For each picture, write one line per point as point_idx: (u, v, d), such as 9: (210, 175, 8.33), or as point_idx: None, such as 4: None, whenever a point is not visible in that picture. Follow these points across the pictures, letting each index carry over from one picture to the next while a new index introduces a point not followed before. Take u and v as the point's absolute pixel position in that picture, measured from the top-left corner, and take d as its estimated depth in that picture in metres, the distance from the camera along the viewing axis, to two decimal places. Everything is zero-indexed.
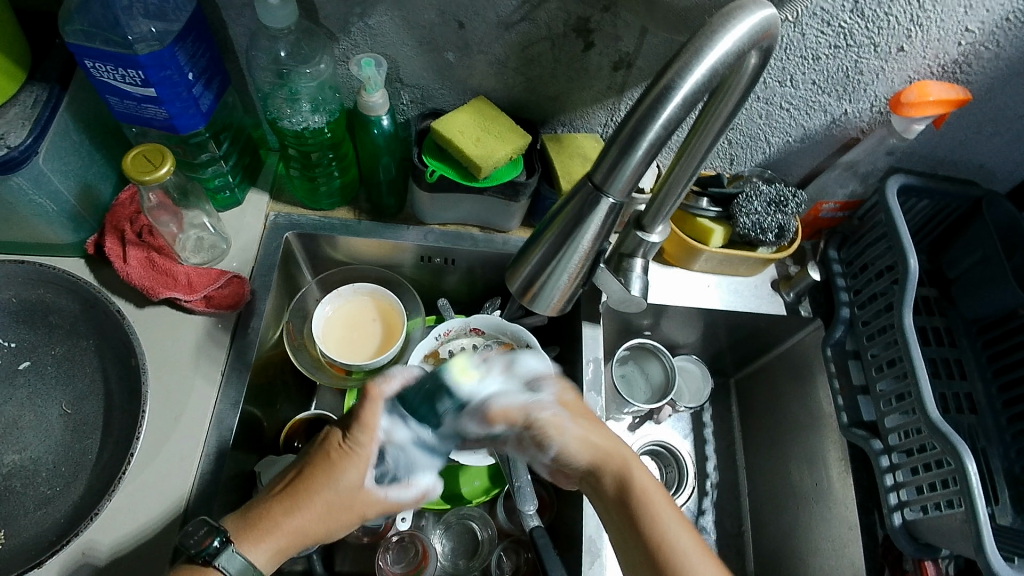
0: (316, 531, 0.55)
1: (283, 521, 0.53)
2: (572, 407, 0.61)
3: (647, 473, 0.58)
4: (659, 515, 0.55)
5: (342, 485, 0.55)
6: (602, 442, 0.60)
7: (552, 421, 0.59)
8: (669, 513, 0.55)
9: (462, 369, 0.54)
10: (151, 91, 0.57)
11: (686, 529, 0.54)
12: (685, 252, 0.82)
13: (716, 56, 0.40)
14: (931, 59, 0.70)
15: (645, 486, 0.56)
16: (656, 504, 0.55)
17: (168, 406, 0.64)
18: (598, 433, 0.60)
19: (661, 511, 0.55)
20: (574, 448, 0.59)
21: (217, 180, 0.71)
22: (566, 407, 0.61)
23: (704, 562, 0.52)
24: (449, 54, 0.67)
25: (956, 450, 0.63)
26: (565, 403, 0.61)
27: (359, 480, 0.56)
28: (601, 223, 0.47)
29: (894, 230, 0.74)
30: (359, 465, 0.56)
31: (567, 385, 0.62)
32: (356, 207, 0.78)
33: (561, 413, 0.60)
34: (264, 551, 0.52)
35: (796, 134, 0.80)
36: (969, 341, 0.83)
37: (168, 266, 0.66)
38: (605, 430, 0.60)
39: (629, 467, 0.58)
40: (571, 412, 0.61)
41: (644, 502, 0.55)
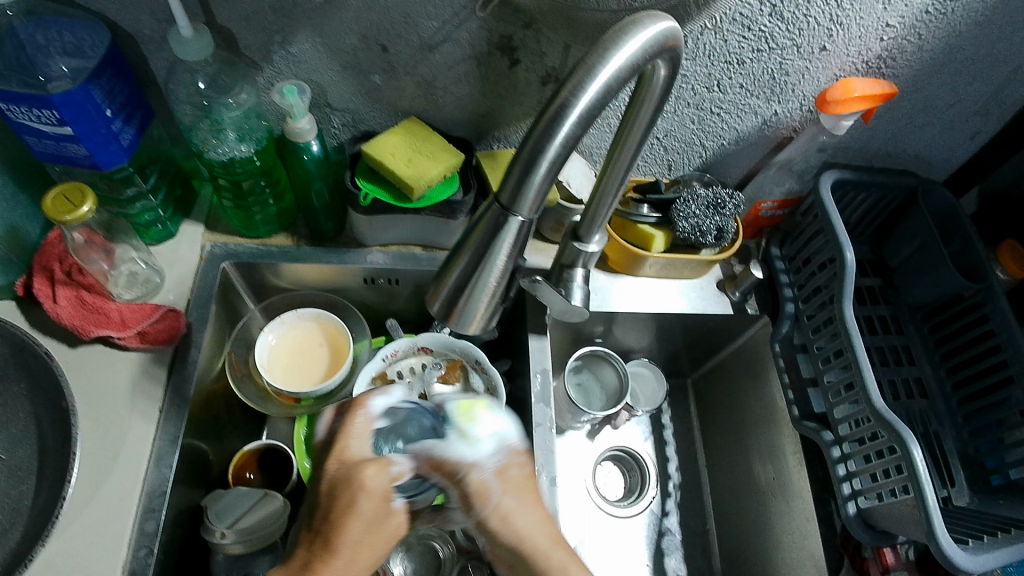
0: (335, 531, 0.46)
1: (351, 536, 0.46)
2: (516, 485, 0.50)
3: (564, 556, 0.48)
4: (513, 525, 0.48)
5: (352, 503, 0.47)
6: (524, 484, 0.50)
7: (480, 488, 0.49)
8: None
9: (464, 405, 0.52)
10: (68, 129, 0.56)
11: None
12: (630, 260, 0.82)
13: (609, 72, 0.40)
14: (855, 56, 0.71)
15: (537, 544, 0.48)
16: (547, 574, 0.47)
17: (104, 448, 0.62)
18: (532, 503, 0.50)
19: (542, 542, 0.48)
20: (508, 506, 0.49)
21: (147, 216, 0.70)
22: (501, 473, 0.50)
23: None
24: (376, 76, 0.67)
25: (900, 437, 0.64)
26: (507, 477, 0.50)
27: (358, 450, 0.50)
28: (514, 242, 0.44)
29: (829, 225, 0.75)
30: (360, 427, 0.51)
31: (519, 459, 0.51)
32: (294, 232, 0.78)
33: (496, 484, 0.49)
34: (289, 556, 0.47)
35: (730, 137, 0.80)
36: (916, 328, 0.84)
37: (100, 304, 0.64)
38: (530, 493, 0.51)
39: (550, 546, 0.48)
40: (506, 479, 0.50)
41: (497, 527, 0.48)
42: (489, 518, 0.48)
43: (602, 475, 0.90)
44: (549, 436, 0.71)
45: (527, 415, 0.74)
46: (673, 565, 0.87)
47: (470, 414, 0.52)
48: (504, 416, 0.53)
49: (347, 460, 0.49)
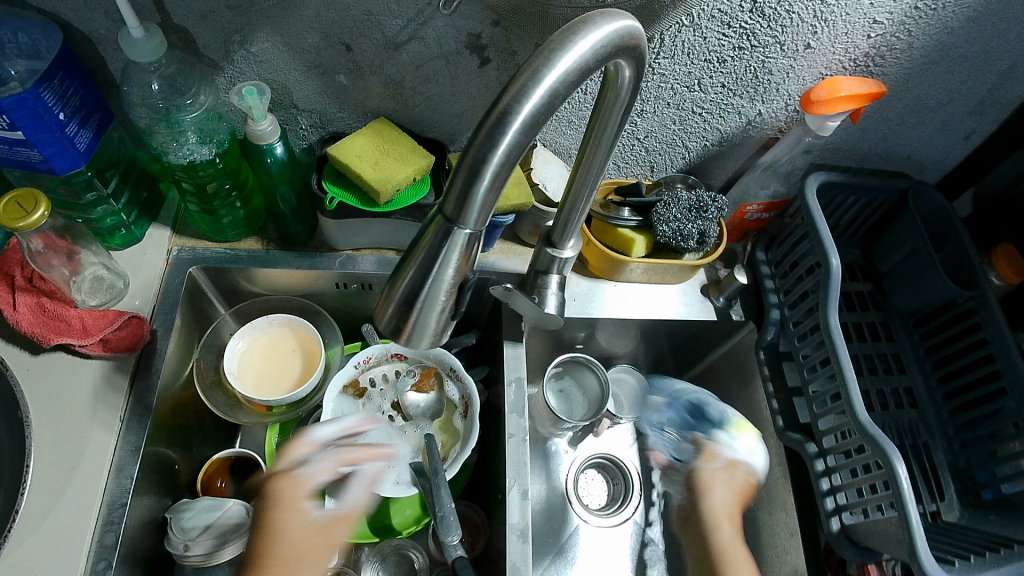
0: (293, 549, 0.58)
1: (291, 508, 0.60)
2: (732, 474, 0.74)
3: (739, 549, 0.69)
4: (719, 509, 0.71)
5: (282, 531, 0.59)
6: (737, 482, 0.73)
7: (716, 459, 0.75)
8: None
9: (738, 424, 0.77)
10: (20, 134, 0.55)
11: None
12: (610, 264, 0.80)
13: (555, 76, 0.38)
14: (840, 53, 0.68)
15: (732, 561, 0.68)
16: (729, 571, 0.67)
17: (63, 458, 0.61)
18: (720, 489, 0.73)
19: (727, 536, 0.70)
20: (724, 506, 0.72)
21: (109, 220, 0.68)
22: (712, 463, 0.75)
23: None
24: (342, 76, 0.65)
25: (885, 453, 0.61)
26: (735, 468, 0.74)
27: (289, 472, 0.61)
28: (462, 256, 0.42)
29: (813, 229, 0.73)
30: (302, 454, 0.63)
31: (749, 469, 0.74)
32: (264, 236, 0.76)
33: (724, 468, 0.74)
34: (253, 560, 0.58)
35: (714, 137, 0.78)
36: (907, 335, 0.81)
37: (61, 311, 0.63)
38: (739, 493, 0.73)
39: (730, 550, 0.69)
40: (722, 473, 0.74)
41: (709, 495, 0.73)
42: (720, 493, 0.72)
43: (585, 484, 0.87)
44: (522, 448, 0.69)
45: (501, 424, 0.72)
46: None
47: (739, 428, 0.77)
48: (757, 442, 0.76)
49: (289, 489, 0.60)
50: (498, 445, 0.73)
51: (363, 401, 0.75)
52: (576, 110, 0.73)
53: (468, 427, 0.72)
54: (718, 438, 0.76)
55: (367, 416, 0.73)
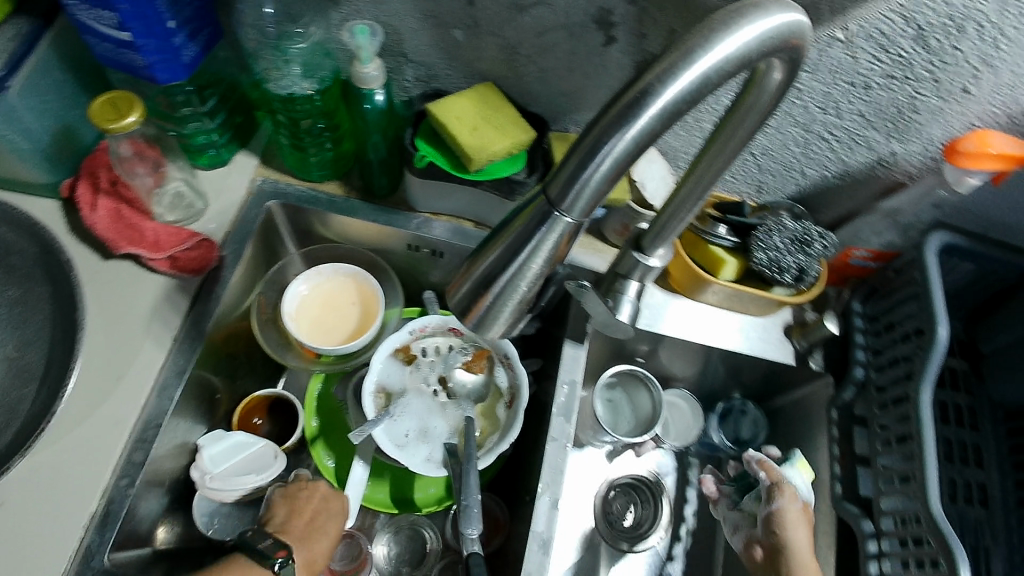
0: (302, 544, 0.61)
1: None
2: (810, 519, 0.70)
3: None
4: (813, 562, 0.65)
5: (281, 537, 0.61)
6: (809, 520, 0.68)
7: (798, 501, 0.69)
8: None
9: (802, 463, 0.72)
10: (126, 36, 0.54)
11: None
12: (693, 282, 0.75)
13: (711, 60, 0.33)
14: (1000, 106, 0.61)
15: None
16: None
17: (111, 366, 0.61)
18: (802, 531, 0.67)
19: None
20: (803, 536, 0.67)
21: (200, 138, 0.68)
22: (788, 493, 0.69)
23: None
24: (457, 31, 0.62)
25: (952, 557, 0.56)
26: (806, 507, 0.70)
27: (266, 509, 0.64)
28: (556, 244, 0.39)
29: (925, 290, 0.67)
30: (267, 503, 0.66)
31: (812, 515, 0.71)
32: (347, 182, 0.74)
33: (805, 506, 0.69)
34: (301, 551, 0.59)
35: (835, 169, 0.72)
36: (992, 428, 0.73)
37: (136, 222, 0.63)
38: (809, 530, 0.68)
39: None
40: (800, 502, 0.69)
41: (798, 535, 0.66)
42: (804, 541, 0.66)
43: (614, 501, 0.82)
44: (561, 454, 0.66)
45: (544, 423, 0.69)
46: None
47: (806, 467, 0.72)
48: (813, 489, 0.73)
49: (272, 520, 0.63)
50: (536, 445, 0.70)
51: (411, 369, 0.73)
52: (697, 114, 0.69)
53: (511, 419, 0.69)
54: (789, 470, 0.71)
55: (412, 386, 0.72)
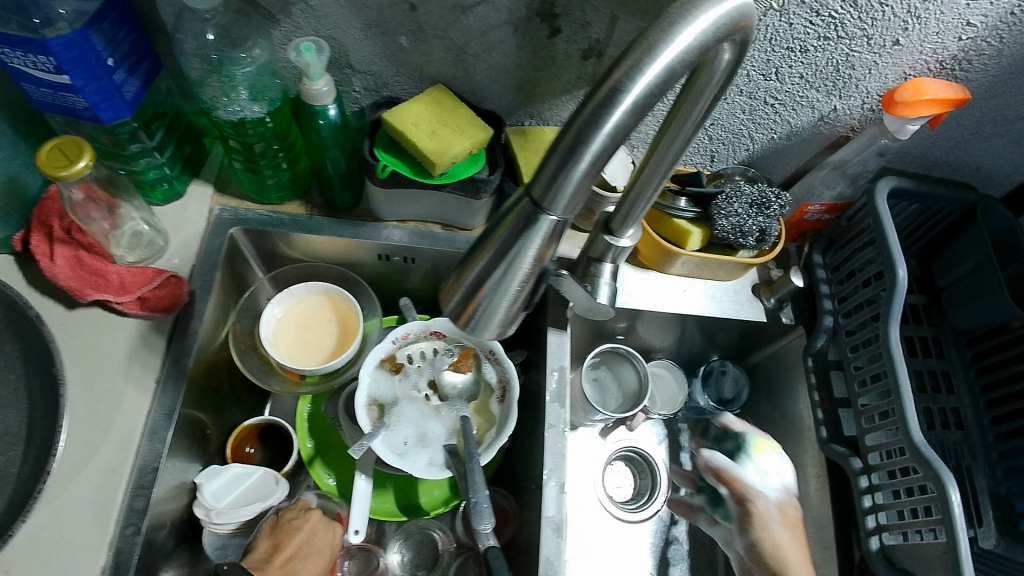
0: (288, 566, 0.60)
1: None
2: (792, 521, 0.70)
3: None
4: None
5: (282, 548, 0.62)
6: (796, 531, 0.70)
7: (764, 517, 0.70)
8: None
9: (759, 442, 0.75)
10: (65, 78, 0.53)
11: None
12: (662, 256, 0.77)
13: (672, 53, 0.35)
14: (928, 54, 0.65)
15: None
16: None
17: (98, 418, 0.59)
18: (796, 549, 0.68)
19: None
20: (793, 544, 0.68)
21: (152, 173, 0.66)
22: (781, 512, 0.70)
23: None
24: (402, 38, 0.62)
25: (938, 475, 0.60)
26: (789, 514, 0.71)
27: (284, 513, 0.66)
28: (544, 242, 0.40)
29: (881, 235, 0.70)
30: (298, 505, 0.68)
31: (795, 502, 0.72)
32: (308, 200, 0.74)
33: (775, 514, 0.70)
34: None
35: (782, 130, 0.74)
36: (957, 353, 0.78)
37: (99, 266, 0.61)
38: (802, 541, 0.69)
39: None
40: (785, 514, 0.70)
41: (780, 560, 0.67)
42: (797, 555, 0.68)
43: (612, 475, 0.85)
44: (561, 439, 0.68)
45: (539, 412, 0.71)
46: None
47: (762, 449, 0.75)
48: (786, 463, 0.74)
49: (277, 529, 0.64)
50: (535, 434, 0.72)
51: (399, 377, 0.73)
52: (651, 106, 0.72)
53: (505, 412, 0.70)
54: (744, 472, 0.73)
55: (404, 394, 0.72)
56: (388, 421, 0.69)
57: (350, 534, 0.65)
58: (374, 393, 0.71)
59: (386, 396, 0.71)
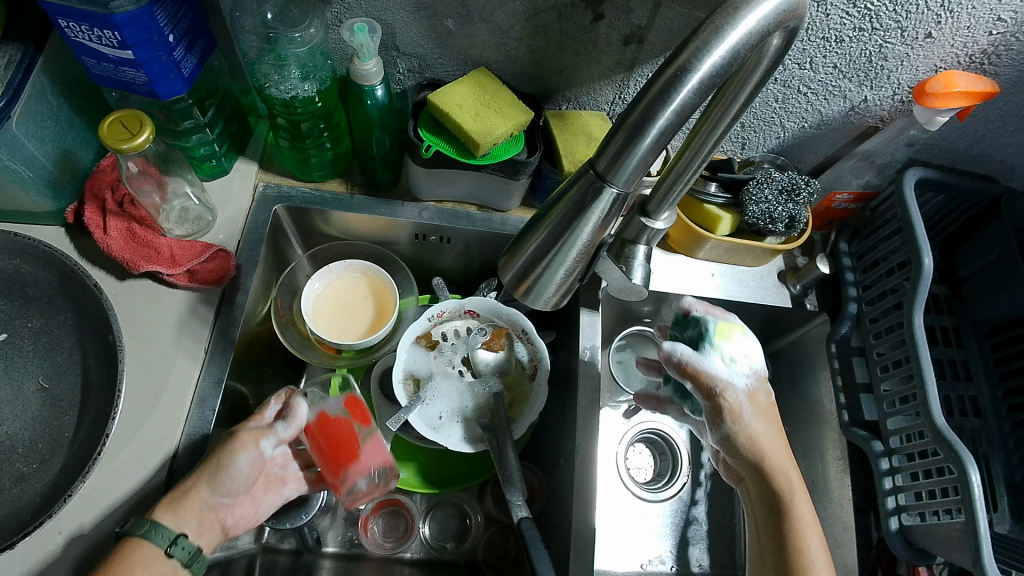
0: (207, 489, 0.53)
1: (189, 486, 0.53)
2: (761, 408, 0.60)
3: (808, 506, 0.54)
4: (787, 480, 0.56)
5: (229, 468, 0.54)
6: (777, 437, 0.59)
7: (734, 408, 0.59)
8: (806, 513, 0.54)
9: (723, 327, 0.62)
10: (128, 54, 0.54)
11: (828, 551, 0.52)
12: (691, 240, 0.79)
13: (738, 36, 0.36)
14: (960, 47, 0.66)
15: (794, 483, 0.56)
16: (799, 514, 0.54)
17: (149, 385, 0.61)
18: (776, 440, 0.58)
19: (798, 502, 0.55)
20: (746, 445, 0.58)
21: (203, 149, 0.68)
22: (752, 402, 0.60)
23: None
24: (449, 21, 0.63)
25: (958, 458, 0.61)
26: (756, 401, 0.60)
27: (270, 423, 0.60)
28: (604, 215, 0.42)
29: (908, 224, 0.71)
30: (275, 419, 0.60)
31: (765, 387, 0.61)
32: (349, 179, 0.75)
33: (747, 404, 0.59)
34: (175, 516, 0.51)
35: (812, 120, 0.76)
36: (977, 343, 0.80)
37: (151, 239, 0.63)
38: (780, 440, 0.59)
39: (791, 491, 0.55)
40: (756, 404, 0.60)
41: (769, 469, 0.56)
42: (778, 449, 0.57)
43: (633, 455, 0.88)
44: (591, 415, 0.71)
45: (571, 390, 0.73)
46: (696, 555, 0.83)
47: (727, 335, 0.62)
48: (752, 343, 0.63)
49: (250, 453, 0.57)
50: (565, 411, 0.74)
51: (434, 354, 0.75)
52: None
53: (537, 390, 0.72)
54: (711, 361, 0.61)
55: (439, 370, 0.74)
56: (424, 396, 0.71)
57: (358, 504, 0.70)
58: (409, 369, 0.73)
59: (421, 373, 0.73)
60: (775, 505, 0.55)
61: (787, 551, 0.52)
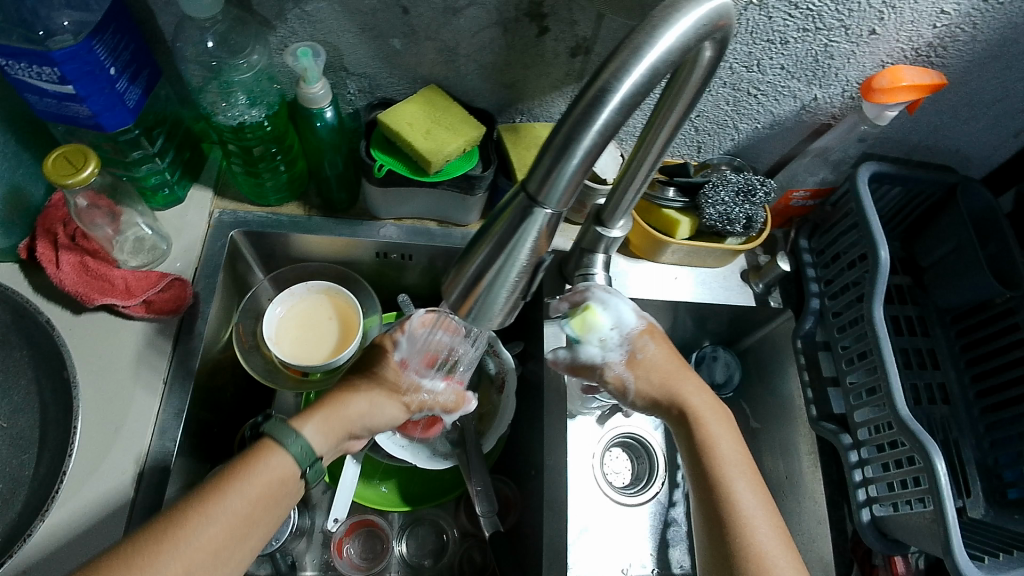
0: (354, 414, 0.56)
1: (345, 405, 0.55)
2: (646, 366, 0.61)
3: (723, 436, 0.57)
4: (709, 435, 0.57)
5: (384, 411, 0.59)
6: (671, 383, 0.60)
7: (616, 381, 0.61)
8: (724, 449, 0.56)
9: (582, 318, 0.61)
10: (70, 89, 0.54)
11: (764, 503, 0.53)
12: (652, 245, 0.79)
13: (656, 54, 0.37)
14: (905, 42, 0.67)
15: (699, 414, 0.58)
16: (714, 452, 0.56)
17: (108, 420, 0.61)
18: (671, 381, 0.60)
19: (726, 458, 0.55)
20: (638, 400, 0.61)
21: (154, 179, 0.68)
22: (635, 362, 0.61)
23: (768, 525, 0.51)
24: (395, 40, 0.64)
25: (923, 448, 0.62)
26: (636, 360, 0.61)
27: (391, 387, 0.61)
28: (540, 234, 0.42)
29: (863, 220, 0.72)
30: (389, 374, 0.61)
31: (641, 342, 0.61)
32: (306, 202, 0.75)
33: (629, 376, 0.61)
34: (313, 425, 0.53)
35: (765, 120, 0.76)
36: (942, 331, 0.81)
37: (104, 271, 0.63)
38: (675, 383, 0.60)
39: (701, 428, 0.57)
40: (638, 364, 0.61)
41: (696, 424, 0.58)
42: (677, 387, 0.60)
43: (610, 461, 0.88)
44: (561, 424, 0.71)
45: (539, 401, 0.73)
46: (676, 557, 0.83)
47: (588, 326, 0.61)
48: (613, 310, 0.61)
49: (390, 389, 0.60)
50: (535, 421, 0.74)
51: None
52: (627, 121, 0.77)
53: (505, 403, 0.74)
54: (588, 351, 0.62)
55: None
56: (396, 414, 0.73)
57: (330, 521, 0.70)
58: None
59: None
60: (707, 465, 0.55)
61: (710, 492, 0.54)
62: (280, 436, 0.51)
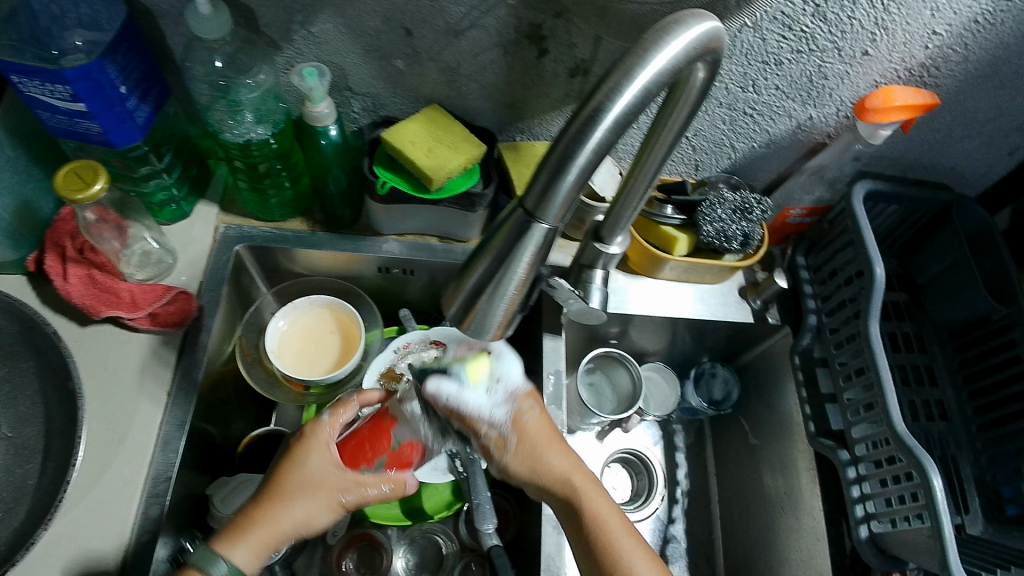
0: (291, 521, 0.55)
1: (271, 517, 0.55)
2: (529, 433, 0.59)
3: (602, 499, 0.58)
4: (594, 507, 0.58)
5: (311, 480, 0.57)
6: (554, 451, 0.60)
7: (497, 444, 0.58)
8: (604, 512, 0.58)
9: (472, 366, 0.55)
10: (81, 106, 0.56)
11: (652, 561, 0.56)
12: (651, 262, 0.80)
13: (648, 74, 0.38)
14: (897, 62, 0.68)
15: (580, 484, 0.59)
16: (599, 521, 0.57)
17: (111, 430, 0.62)
18: (554, 450, 0.59)
19: (615, 534, 0.57)
20: (517, 468, 0.59)
21: (161, 195, 0.69)
22: (518, 427, 0.58)
23: None
24: (399, 61, 0.65)
25: (919, 462, 0.62)
26: (519, 424, 0.58)
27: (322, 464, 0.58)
28: (537, 249, 0.43)
29: (859, 237, 0.73)
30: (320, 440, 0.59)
31: (525, 406, 0.58)
32: (310, 217, 0.76)
33: (510, 441, 0.58)
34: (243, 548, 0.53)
35: (761, 140, 0.78)
36: (939, 348, 0.81)
37: (111, 284, 0.64)
38: (556, 451, 0.60)
39: (581, 495, 0.58)
40: (522, 430, 0.58)
41: (579, 504, 0.58)
42: (558, 458, 0.59)
43: (609, 477, 0.88)
44: (558, 439, 0.72)
45: None
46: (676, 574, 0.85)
47: (479, 372, 0.55)
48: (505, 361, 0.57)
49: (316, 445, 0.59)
50: None
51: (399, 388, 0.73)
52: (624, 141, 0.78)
53: None
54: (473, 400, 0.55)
55: None
56: None
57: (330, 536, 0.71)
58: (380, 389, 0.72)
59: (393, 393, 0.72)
60: (595, 541, 0.57)
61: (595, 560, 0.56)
62: (206, 564, 0.51)
